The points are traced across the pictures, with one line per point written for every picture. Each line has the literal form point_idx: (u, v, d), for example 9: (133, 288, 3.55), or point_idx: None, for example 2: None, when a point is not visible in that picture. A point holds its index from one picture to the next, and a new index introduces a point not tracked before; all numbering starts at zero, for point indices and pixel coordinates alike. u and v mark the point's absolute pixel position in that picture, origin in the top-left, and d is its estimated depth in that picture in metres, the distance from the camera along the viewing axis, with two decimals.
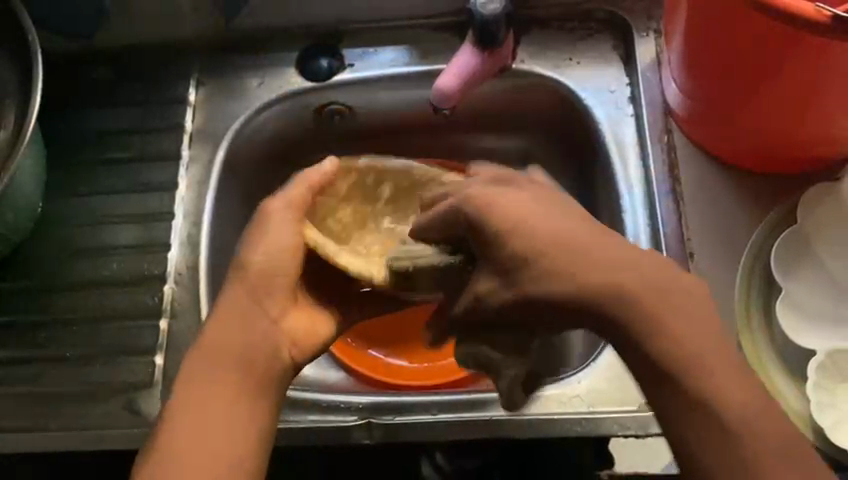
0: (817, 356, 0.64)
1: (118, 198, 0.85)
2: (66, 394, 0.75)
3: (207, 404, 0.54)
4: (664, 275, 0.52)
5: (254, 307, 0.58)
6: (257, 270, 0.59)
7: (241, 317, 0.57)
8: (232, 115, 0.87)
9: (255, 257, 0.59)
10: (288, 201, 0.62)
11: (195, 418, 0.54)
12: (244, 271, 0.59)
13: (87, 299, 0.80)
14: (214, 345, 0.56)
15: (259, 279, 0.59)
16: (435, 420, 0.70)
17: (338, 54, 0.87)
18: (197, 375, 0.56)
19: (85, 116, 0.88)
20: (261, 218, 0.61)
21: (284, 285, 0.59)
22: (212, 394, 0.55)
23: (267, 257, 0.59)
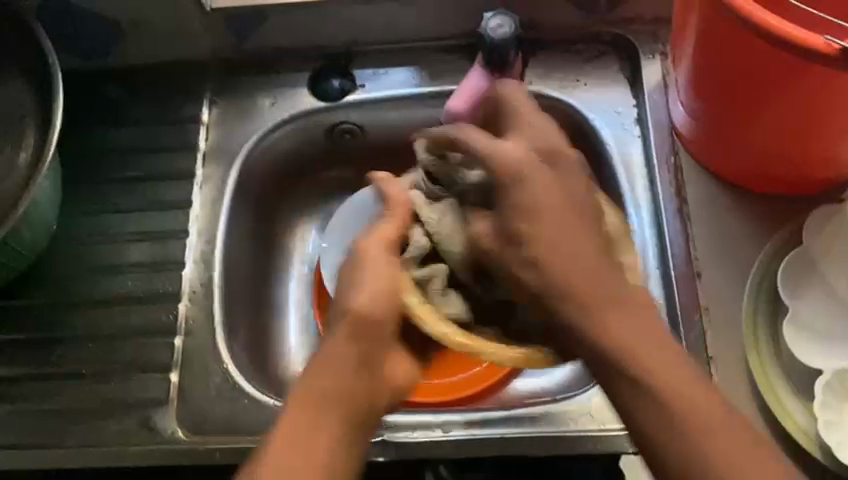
0: (825, 376, 0.65)
1: (133, 216, 0.86)
2: (82, 410, 0.76)
3: (311, 436, 0.55)
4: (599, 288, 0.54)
5: (363, 353, 0.57)
6: (368, 310, 0.57)
7: (350, 355, 0.57)
8: (245, 135, 0.88)
9: (359, 303, 0.57)
10: (386, 240, 0.61)
11: (301, 445, 0.55)
12: (345, 318, 0.57)
13: (102, 316, 0.81)
14: (338, 375, 0.56)
15: (370, 325, 0.57)
16: (447, 438, 0.72)
17: (349, 74, 0.88)
18: (294, 419, 0.55)
19: (100, 134, 0.90)
20: (364, 259, 0.60)
21: (384, 332, 0.58)
22: (308, 437, 0.55)
23: (370, 303, 0.58)
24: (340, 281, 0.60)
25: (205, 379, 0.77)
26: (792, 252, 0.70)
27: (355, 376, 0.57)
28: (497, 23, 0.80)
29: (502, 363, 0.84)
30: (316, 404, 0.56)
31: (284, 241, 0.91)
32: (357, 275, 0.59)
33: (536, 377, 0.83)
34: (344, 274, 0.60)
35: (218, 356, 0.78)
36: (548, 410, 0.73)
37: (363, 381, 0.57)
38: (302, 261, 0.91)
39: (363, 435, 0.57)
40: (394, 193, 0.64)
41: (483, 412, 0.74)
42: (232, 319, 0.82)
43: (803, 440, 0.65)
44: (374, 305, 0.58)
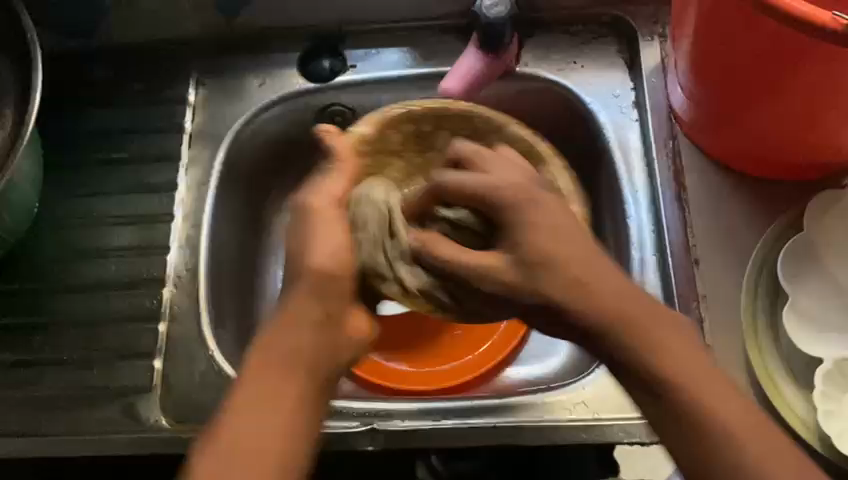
0: (825, 366, 0.64)
1: (118, 198, 0.84)
2: (63, 398, 0.74)
3: (273, 392, 0.50)
4: (633, 303, 0.50)
5: (325, 310, 0.52)
6: (326, 273, 0.53)
7: (310, 313, 0.52)
8: (233, 116, 0.86)
9: (318, 260, 0.53)
10: (336, 196, 0.56)
11: (262, 409, 0.50)
12: (293, 278, 0.53)
13: (85, 301, 0.79)
14: (295, 331, 0.51)
15: (333, 277, 0.53)
16: (437, 427, 0.70)
17: (340, 55, 0.86)
18: (254, 380, 0.50)
19: (84, 115, 0.87)
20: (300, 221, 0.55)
21: (334, 281, 0.53)
22: (274, 392, 0.50)
23: (327, 259, 0.53)
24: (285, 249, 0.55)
25: (189, 366, 0.76)
26: (792, 239, 0.69)
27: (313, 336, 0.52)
28: (492, 2, 0.78)
29: (496, 351, 0.82)
30: (269, 368, 0.51)
31: (273, 226, 0.89)
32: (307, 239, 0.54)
33: (529, 367, 0.82)
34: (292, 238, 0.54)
35: (203, 343, 0.76)
36: (541, 398, 0.71)
37: (324, 339, 0.52)
38: None
39: (326, 390, 0.52)
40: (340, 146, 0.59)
41: (475, 401, 0.72)
42: (219, 305, 0.80)
43: (802, 430, 0.64)
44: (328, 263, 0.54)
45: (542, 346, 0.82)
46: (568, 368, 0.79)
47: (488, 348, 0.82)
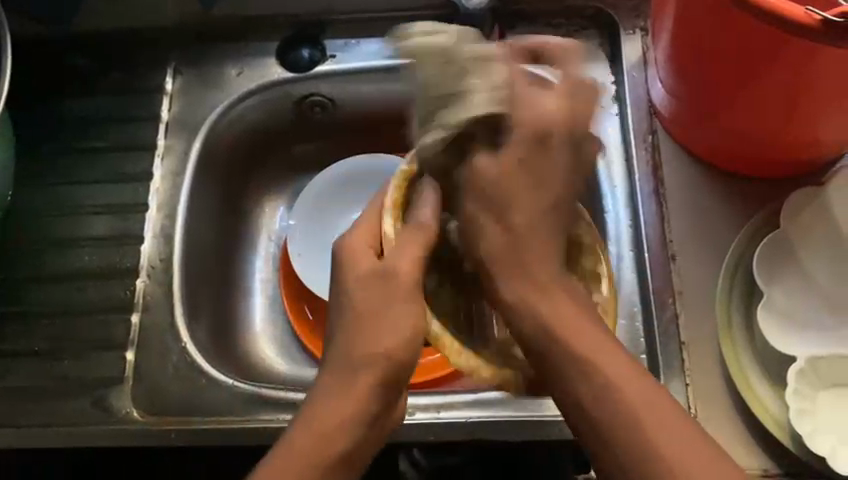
0: (797, 365, 0.63)
1: (93, 187, 0.82)
2: (34, 389, 0.74)
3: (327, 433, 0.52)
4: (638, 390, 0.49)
5: (385, 400, 0.53)
6: (389, 365, 0.53)
7: (367, 403, 0.53)
8: (209, 105, 0.85)
9: (390, 348, 0.53)
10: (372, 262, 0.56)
11: (318, 443, 0.52)
12: (349, 365, 0.53)
13: (57, 291, 0.78)
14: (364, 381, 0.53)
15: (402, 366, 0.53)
16: (410, 422, 0.70)
17: (319, 45, 0.85)
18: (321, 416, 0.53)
19: (59, 103, 0.86)
20: (378, 292, 0.54)
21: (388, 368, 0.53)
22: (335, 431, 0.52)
23: (392, 354, 0.53)
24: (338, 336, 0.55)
25: (161, 357, 0.75)
26: (767, 237, 0.68)
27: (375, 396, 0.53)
28: None
29: None
30: (312, 443, 0.52)
31: (251, 218, 0.88)
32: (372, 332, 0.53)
33: None
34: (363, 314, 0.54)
35: (176, 336, 0.76)
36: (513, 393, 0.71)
37: (368, 424, 0.53)
38: (270, 237, 0.88)
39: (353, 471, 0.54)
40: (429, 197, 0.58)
41: (449, 396, 0.72)
42: (193, 298, 0.79)
43: (775, 429, 0.63)
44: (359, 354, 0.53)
45: None
46: None
47: None
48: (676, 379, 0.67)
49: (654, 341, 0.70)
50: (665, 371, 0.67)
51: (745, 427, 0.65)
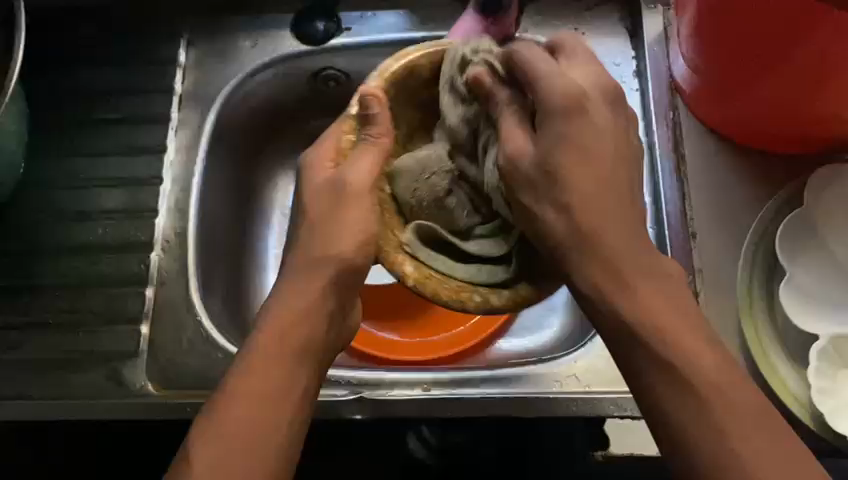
0: (819, 343, 0.63)
1: (105, 161, 0.82)
2: (47, 362, 0.74)
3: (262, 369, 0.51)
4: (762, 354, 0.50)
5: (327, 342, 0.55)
6: (312, 311, 0.54)
7: (324, 301, 0.54)
8: (222, 79, 0.84)
9: (344, 249, 0.55)
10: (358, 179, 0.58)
11: (266, 375, 0.51)
12: (310, 289, 0.54)
13: (69, 264, 0.78)
14: (296, 305, 0.54)
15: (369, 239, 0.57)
16: (426, 397, 0.68)
17: (334, 18, 0.83)
18: (266, 355, 0.52)
19: (69, 73, 0.85)
20: (325, 202, 0.57)
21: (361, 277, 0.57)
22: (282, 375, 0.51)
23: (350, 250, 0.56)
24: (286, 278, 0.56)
25: (177, 332, 0.75)
26: (793, 213, 0.67)
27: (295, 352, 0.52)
28: None
29: (491, 320, 0.80)
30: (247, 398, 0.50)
31: (265, 194, 0.87)
32: (330, 218, 0.57)
33: (522, 339, 0.80)
34: (313, 227, 0.57)
35: (192, 309, 0.75)
36: (529, 370, 0.70)
37: (326, 321, 0.54)
38: (283, 212, 0.87)
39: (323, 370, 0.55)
40: (382, 117, 0.60)
41: (467, 372, 0.70)
42: (208, 272, 0.78)
43: (799, 410, 0.63)
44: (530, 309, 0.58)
45: (534, 318, 0.81)
46: (559, 340, 0.78)
47: (483, 317, 0.80)
48: None
49: None
50: None
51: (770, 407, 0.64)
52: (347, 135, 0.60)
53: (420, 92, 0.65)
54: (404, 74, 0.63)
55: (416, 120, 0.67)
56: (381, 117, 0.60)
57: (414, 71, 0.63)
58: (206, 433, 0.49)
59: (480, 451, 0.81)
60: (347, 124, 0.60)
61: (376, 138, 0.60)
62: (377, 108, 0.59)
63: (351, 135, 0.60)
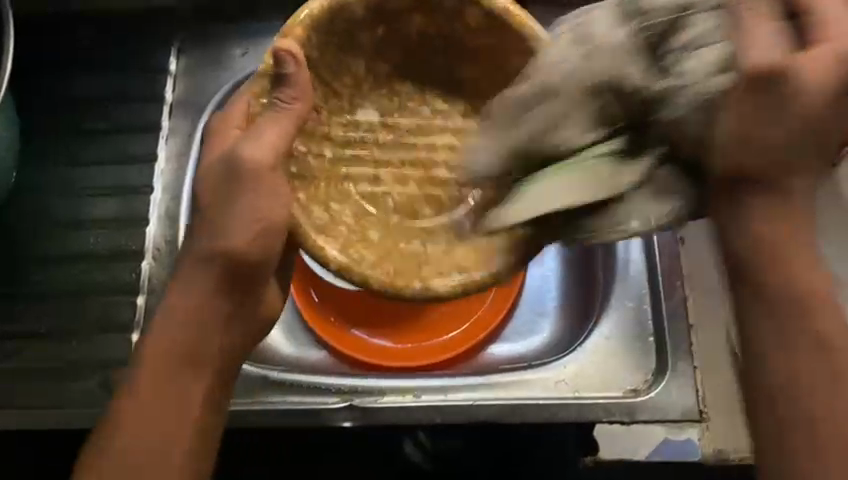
0: None
1: (97, 170, 0.82)
2: (39, 371, 0.74)
3: (158, 366, 0.51)
4: None
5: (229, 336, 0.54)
6: (206, 306, 0.53)
7: (216, 298, 0.53)
8: (213, 87, 0.84)
9: (236, 241, 0.54)
10: (268, 144, 0.56)
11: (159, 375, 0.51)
12: (204, 282, 0.53)
13: (61, 273, 0.78)
14: (185, 299, 0.53)
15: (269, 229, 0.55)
16: (416, 404, 0.69)
17: None
18: (157, 353, 0.51)
19: (61, 81, 0.85)
20: (222, 182, 0.56)
21: (261, 270, 0.56)
22: (176, 374, 0.51)
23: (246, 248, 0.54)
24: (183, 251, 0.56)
25: None
26: None
27: (187, 348, 0.52)
28: None
29: (482, 324, 0.80)
30: (148, 398, 0.50)
31: None
32: (231, 195, 0.55)
33: (513, 344, 0.80)
34: (210, 212, 0.56)
35: None
36: (521, 377, 0.70)
37: (222, 319, 0.54)
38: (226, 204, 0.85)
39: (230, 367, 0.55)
40: (297, 78, 0.57)
41: (458, 378, 0.70)
42: None
43: None
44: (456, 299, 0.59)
45: (525, 324, 0.81)
46: (550, 346, 0.78)
47: (475, 321, 0.80)
48: (683, 364, 0.68)
49: (664, 336, 0.70)
50: (672, 355, 0.68)
51: None
52: (258, 86, 0.60)
53: (358, 32, 0.65)
54: (324, 17, 0.62)
55: (363, 68, 0.68)
56: (297, 77, 0.57)
57: (336, 9, 0.62)
58: (110, 431, 0.50)
59: (464, 463, 0.83)
60: (259, 85, 0.60)
61: (288, 102, 0.57)
62: (293, 69, 0.57)
63: (262, 99, 0.59)
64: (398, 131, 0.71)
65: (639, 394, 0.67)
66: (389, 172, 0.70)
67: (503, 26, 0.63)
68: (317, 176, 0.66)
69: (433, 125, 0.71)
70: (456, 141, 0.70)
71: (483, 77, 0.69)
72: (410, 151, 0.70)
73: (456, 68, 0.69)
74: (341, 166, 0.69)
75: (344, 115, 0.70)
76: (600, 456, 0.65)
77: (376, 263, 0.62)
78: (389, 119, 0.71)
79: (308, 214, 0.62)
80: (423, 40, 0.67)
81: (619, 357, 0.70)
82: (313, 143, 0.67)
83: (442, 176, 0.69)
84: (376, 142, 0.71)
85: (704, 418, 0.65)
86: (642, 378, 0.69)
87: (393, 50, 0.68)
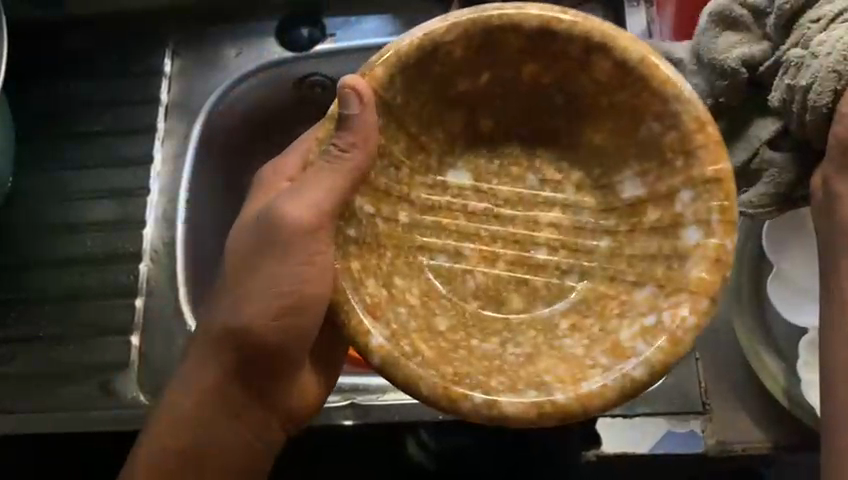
0: (809, 335, 0.64)
1: (93, 173, 0.82)
2: (41, 376, 0.74)
3: (171, 428, 0.58)
4: None
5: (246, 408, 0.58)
6: (221, 382, 0.57)
7: (227, 373, 0.57)
8: (208, 88, 0.83)
9: (254, 320, 0.55)
10: (304, 207, 0.52)
11: (165, 434, 0.58)
12: (222, 357, 0.56)
13: (59, 277, 0.78)
14: (203, 371, 0.57)
15: (295, 306, 0.54)
16: (416, 401, 0.68)
17: (319, 23, 0.83)
18: (170, 416, 0.58)
19: (55, 86, 0.85)
20: (259, 237, 0.55)
21: (287, 352, 0.56)
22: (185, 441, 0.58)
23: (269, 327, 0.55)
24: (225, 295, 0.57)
25: (167, 342, 0.75)
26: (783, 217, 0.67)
27: (199, 417, 0.58)
28: None
29: None
30: (157, 456, 0.58)
31: None
32: (268, 249, 0.55)
33: None
34: (239, 269, 0.56)
35: (182, 322, 0.75)
36: None
37: (239, 396, 0.57)
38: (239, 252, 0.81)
39: (250, 437, 0.59)
40: (357, 122, 0.51)
41: None
42: (196, 282, 0.78)
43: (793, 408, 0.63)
44: (522, 422, 0.49)
45: None
46: None
47: None
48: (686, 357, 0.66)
49: None
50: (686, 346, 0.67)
51: (762, 403, 0.65)
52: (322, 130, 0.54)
53: (459, 77, 0.56)
54: (415, 61, 0.53)
55: (461, 120, 0.59)
56: (360, 120, 0.51)
57: (430, 46, 0.53)
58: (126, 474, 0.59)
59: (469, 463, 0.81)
60: (324, 128, 0.54)
61: (347, 152, 0.51)
62: (356, 109, 0.51)
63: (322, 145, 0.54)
64: (494, 200, 0.59)
65: None
66: (478, 249, 0.58)
67: (644, 87, 0.53)
68: (379, 241, 0.55)
69: (539, 198, 0.59)
70: (564, 218, 0.58)
71: (611, 137, 0.57)
72: (507, 227, 0.58)
73: (576, 82, 0.56)
74: (416, 235, 0.58)
75: (430, 176, 0.59)
76: (602, 450, 0.65)
77: (434, 363, 0.51)
78: (484, 185, 0.59)
79: (358, 287, 0.52)
80: (536, 90, 0.57)
81: None
82: (385, 205, 0.56)
83: (540, 260, 0.58)
84: (463, 207, 0.59)
85: (706, 410, 0.65)
86: None
87: (508, 102, 0.58)
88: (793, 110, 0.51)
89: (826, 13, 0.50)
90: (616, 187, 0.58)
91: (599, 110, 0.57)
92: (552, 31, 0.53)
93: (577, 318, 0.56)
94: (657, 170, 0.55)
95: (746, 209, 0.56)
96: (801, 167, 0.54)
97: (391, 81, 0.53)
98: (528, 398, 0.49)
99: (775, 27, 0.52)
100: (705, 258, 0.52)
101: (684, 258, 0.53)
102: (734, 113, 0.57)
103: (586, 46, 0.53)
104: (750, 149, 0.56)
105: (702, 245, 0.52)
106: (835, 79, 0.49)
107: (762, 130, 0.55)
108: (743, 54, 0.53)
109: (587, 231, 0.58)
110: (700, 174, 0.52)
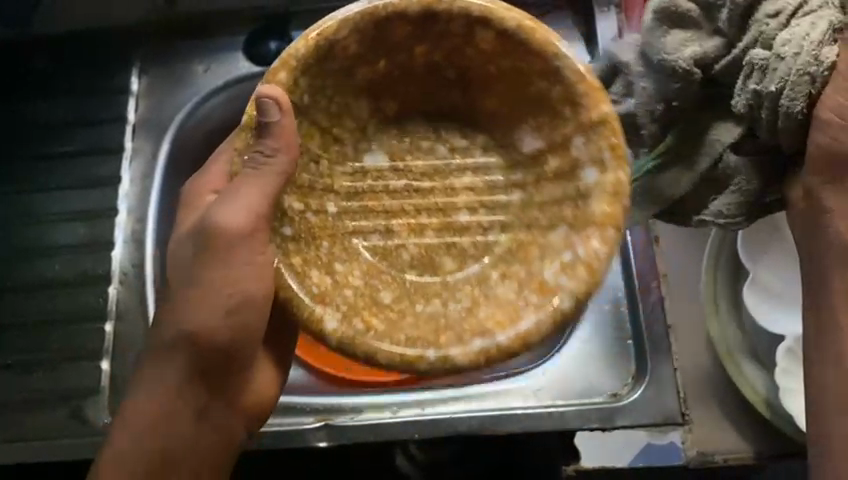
0: (788, 342, 0.63)
1: (61, 194, 0.80)
2: (10, 405, 0.73)
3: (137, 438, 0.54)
4: None
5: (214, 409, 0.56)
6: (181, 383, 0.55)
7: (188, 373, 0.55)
8: (176, 105, 0.82)
9: (207, 319, 0.53)
10: (232, 207, 0.51)
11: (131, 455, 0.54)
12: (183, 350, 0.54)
13: (27, 302, 0.77)
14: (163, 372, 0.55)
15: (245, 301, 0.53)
16: (392, 421, 0.67)
17: (287, 36, 0.82)
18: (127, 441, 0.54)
19: (21, 107, 0.84)
20: (194, 244, 0.54)
21: (241, 348, 0.55)
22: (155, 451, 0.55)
23: (226, 321, 0.54)
24: (170, 305, 0.56)
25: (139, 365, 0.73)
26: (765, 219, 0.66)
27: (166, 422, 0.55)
28: None
29: None
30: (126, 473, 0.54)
31: None
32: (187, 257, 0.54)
33: None
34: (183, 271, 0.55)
35: None
36: (499, 387, 0.68)
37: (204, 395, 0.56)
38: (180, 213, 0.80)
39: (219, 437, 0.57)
40: (280, 127, 0.50)
41: (441, 391, 0.69)
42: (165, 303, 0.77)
43: (771, 414, 0.62)
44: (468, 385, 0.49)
45: None
46: None
47: None
48: (664, 367, 0.65)
49: (640, 331, 0.67)
50: (653, 358, 0.65)
51: (740, 411, 0.65)
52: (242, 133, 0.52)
53: (356, 68, 0.55)
54: (315, 61, 0.52)
55: (367, 111, 0.57)
56: (282, 127, 0.50)
57: (327, 49, 0.52)
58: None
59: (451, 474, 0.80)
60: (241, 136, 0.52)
61: (270, 155, 0.50)
62: (276, 116, 0.50)
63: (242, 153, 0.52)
64: (411, 176, 0.57)
65: (620, 398, 0.64)
66: (405, 222, 0.57)
67: (527, 51, 0.53)
68: (313, 234, 0.55)
69: (453, 165, 0.58)
70: (478, 180, 0.58)
71: (508, 100, 0.56)
72: (426, 198, 0.57)
73: (463, 56, 0.55)
74: (347, 221, 0.56)
75: (349, 164, 0.57)
76: (582, 464, 0.65)
77: None
78: (400, 162, 0.58)
79: (303, 280, 0.52)
80: (432, 69, 0.56)
81: (594, 361, 0.68)
82: (311, 199, 0.55)
83: (463, 223, 0.57)
84: (386, 188, 0.57)
85: (686, 421, 0.64)
86: (622, 383, 0.66)
87: (403, 85, 0.57)
88: (763, 116, 0.50)
89: (784, 7, 0.49)
90: (517, 142, 0.57)
91: (489, 82, 0.56)
92: (434, 10, 0.52)
93: (505, 268, 0.56)
94: (550, 122, 0.55)
95: (715, 218, 0.56)
96: (766, 171, 0.54)
97: (295, 86, 0.52)
98: (474, 346, 0.50)
99: (730, 21, 0.51)
100: (605, 193, 0.52)
101: (587, 196, 0.53)
102: (689, 119, 0.56)
103: (468, 22, 0.52)
104: (714, 153, 0.54)
105: (599, 182, 0.52)
106: (809, 82, 0.47)
107: (724, 135, 0.54)
108: (696, 51, 0.52)
109: (500, 188, 0.57)
110: (586, 118, 0.52)
